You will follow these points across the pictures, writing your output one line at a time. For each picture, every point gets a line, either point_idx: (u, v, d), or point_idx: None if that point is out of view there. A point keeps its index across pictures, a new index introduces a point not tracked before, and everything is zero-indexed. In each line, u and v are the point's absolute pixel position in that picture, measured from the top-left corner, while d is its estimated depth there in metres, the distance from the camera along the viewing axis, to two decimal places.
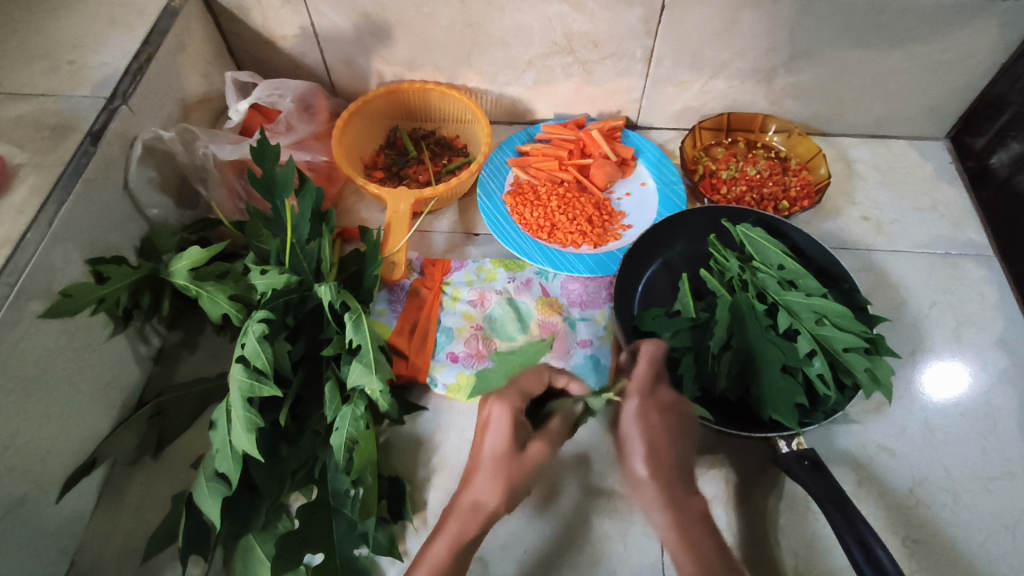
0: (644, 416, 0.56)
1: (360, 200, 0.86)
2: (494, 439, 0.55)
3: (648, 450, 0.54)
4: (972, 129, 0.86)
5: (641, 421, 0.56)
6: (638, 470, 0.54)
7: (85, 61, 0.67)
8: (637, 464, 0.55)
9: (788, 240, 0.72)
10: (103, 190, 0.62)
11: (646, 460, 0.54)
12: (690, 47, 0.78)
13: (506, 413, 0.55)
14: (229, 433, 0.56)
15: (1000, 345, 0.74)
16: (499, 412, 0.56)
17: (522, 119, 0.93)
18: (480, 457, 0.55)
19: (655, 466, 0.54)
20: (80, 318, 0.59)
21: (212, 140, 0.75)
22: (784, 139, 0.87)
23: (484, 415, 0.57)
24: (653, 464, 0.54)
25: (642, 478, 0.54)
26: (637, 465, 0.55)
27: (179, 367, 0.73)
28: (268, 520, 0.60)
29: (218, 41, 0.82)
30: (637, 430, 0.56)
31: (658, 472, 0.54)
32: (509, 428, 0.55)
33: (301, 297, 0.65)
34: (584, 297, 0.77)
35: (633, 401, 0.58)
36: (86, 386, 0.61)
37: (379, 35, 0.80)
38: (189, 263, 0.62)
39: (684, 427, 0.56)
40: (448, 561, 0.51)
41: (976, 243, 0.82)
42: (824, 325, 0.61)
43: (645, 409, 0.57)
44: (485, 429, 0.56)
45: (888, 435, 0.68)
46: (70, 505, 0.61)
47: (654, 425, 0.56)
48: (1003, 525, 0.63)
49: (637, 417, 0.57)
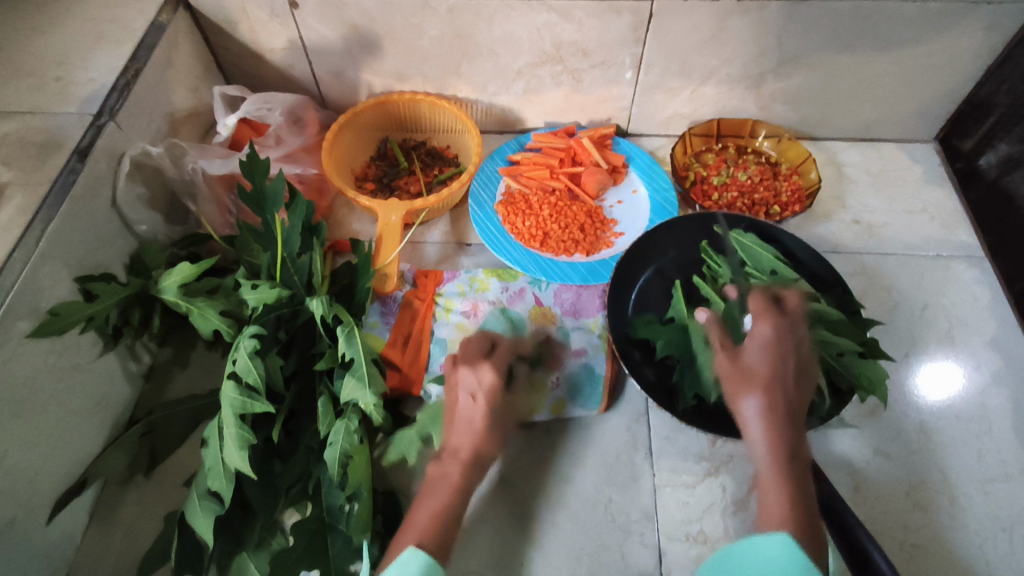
0: (770, 346, 0.57)
1: (352, 212, 0.86)
2: (490, 403, 0.60)
3: (770, 381, 0.56)
4: (960, 130, 0.86)
5: (772, 350, 0.57)
6: (754, 399, 0.55)
7: (71, 77, 0.66)
8: (753, 392, 0.56)
9: (779, 245, 0.72)
10: (91, 207, 0.62)
11: (766, 389, 0.55)
12: (678, 54, 0.79)
13: (493, 379, 0.62)
14: (221, 450, 0.56)
15: (993, 346, 0.74)
16: (489, 378, 0.62)
17: (512, 128, 0.93)
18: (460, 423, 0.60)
19: (772, 399, 0.55)
20: (68, 337, 0.58)
21: (202, 155, 0.74)
22: (774, 144, 0.87)
23: (468, 383, 0.62)
24: (770, 394, 0.55)
25: (755, 408, 0.55)
26: (753, 394, 0.56)
27: (171, 384, 0.72)
28: (261, 539, 0.59)
29: (206, 55, 0.82)
30: (765, 357, 0.57)
31: (772, 402, 0.55)
32: (497, 392, 0.61)
33: (293, 311, 0.65)
34: (578, 304, 0.76)
35: (766, 328, 0.59)
36: (75, 405, 0.61)
37: (368, 47, 0.80)
38: (178, 279, 0.62)
39: (801, 358, 0.58)
40: (438, 522, 0.55)
41: (967, 244, 0.82)
42: (817, 331, 0.61)
43: (776, 338, 0.58)
44: (474, 395, 0.61)
45: (884, 438, 0.68)
46: (60, 527, 0.60)
47: (780, 355, 0.57)
48: (1001, 527, 0.63)
49: (767, 343, 0.58)
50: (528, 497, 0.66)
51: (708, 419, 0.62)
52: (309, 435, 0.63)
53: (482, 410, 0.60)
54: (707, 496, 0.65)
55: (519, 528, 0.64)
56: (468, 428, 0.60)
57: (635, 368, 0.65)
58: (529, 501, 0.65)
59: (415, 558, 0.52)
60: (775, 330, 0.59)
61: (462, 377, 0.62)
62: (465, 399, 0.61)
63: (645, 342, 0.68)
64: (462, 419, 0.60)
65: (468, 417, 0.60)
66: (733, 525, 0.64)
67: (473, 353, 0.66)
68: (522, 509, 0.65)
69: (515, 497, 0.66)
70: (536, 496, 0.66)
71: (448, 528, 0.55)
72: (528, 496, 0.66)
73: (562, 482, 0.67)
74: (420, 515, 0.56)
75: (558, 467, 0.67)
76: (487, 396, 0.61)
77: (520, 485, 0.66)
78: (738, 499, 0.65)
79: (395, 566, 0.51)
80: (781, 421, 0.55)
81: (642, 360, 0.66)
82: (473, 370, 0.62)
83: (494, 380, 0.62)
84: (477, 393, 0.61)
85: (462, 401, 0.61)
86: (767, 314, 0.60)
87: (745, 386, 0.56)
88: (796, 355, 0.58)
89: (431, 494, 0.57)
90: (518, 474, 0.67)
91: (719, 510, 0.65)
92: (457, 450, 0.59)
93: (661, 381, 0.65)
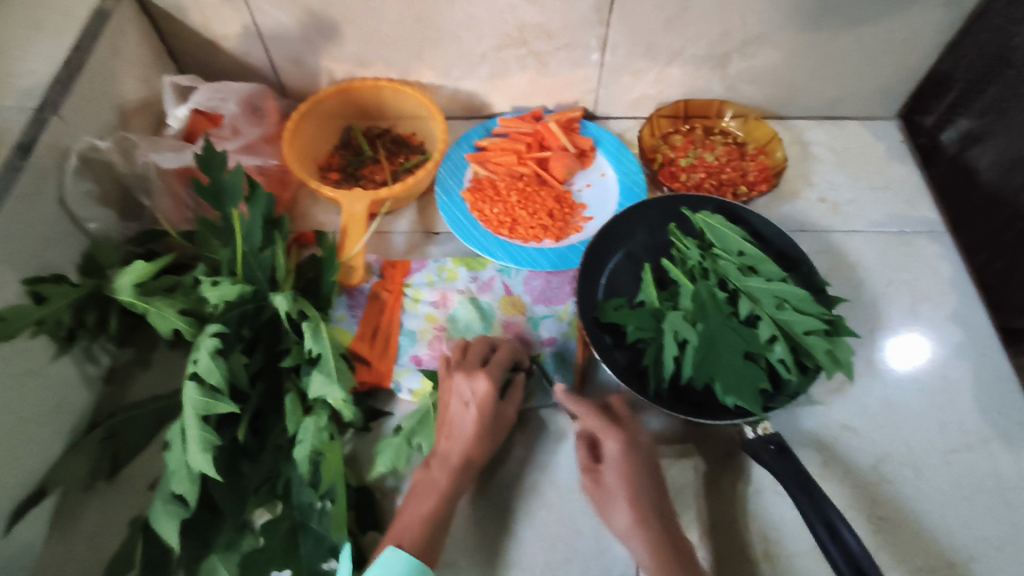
0: (625, 461, 0.59)
1: (316, 203, 0.84)
2: (482, 413, 0.62)
3: (630, 492, 0.57)
4: (922, 107, 0.87)
5: (624, 467, 0.59)
6: (620, 510, 0.57)
7: (9, 70, 0.63)
8: (619, 503, 0.57)
9: (748, 226, 0.72)
10: (35, 206, 0.59)
11: (630, 503, 0.57)
12: (643, 35, 0.78)
13: (486, 390, 0.62)
14: (185, 454, 0.54)
15: (954, 319, 0.76)
16: (482, 390, 0.62)
17: (478, 113, 0.91)
18: (465, 431, 0.62)
19: (638, 508, 0.57)
20: (18, 341, 0.56)
21: (154, 147, 0.71)
22: (740, 125, 0.87)
23: (462, 390, 0.63)
24: (636, 508, 0.57)
25: (626, 519, 0.56)
26: (619, 508, 0.57)
27: (132, 386, 0.70)
28: (231, 540, 0.57)
29: (156, 42, 0.79)
30: (619, 475, 0.58)
31: (640, 513, 0.56)
32: (490, 403, 0.62)
33: (256, 307, 0.63)
34: (548, 292, 0.76)
35: (613, 443, 0.60)
36: (30, 413, 0.59)
37: (326, 33, 0.78)
38: (133, 278, 0.59)
39: (650, 465, 0.60)
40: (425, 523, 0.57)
41: (930, 220, 0.83)
42: (784, 309, 0.61)
43: (625, 453, 0.59)
44: (467, 404, 0.62)
45: (852, 414, 0.69)
46: (19, 538, 0.58)
47: (634, 467, 0.58)
48: (962, 495, 0.65)
49: (620, 460, 0.59)
50: (502, 486, 0.66)
51: (678, 402, 0.64)
52: (276, 433, 0.62)
53: (474, 421, 0.62)
54: (680, 478, 0.66)
55: (495, 518, 0.64)
56: (457, 435, 0.61)
57: (606, 353, 0.65)
58: (503, 490, 0.65)
59: (396, 558, 0.53)
60: (623, 443, 0.60)
61: (457, 383, 0.63)
62: (458, 406, 0.62)
63: (615, 326, 0.67)
64: (453, 427, 0.62)
65: (459, 425, 0.62)
66: (704, 505, 0.64)
67: (471, 358, 0.66)
68: (495, 498, 0.65)
69: (490, 486, 0.66)
70: (511, 486, 0.66)
71: (438, 521, 0.57)
72: (503, 485, 0.66)
73: (535, 470, 0.67)
74: (418, 511, 0.57)
75: (530, 456, 0.67)
76: (480, 407, 0.62)
77: (495, 475, 0.66)
78: (710, 480, 0.66)
79: (377, 568, 0.52)
80: (655, 528, 0.56)
81: (613, 344, 0.67)
82: (469, 378, 0.63)
83: (487, 392, 0.62)
84: (471, 403, 0.62)
85: (455, 408, 0.63)
86: (607, 428, 0.60)
87: (610, 504, 0.58)
88: (649, 467, 0.60)
89: (422, 498, 0.59)
90: (494, 465, 0.67)
91: (692, 491, 0.65)
92: (447, 457, 0.61)
93: (632, 365, 0.66)
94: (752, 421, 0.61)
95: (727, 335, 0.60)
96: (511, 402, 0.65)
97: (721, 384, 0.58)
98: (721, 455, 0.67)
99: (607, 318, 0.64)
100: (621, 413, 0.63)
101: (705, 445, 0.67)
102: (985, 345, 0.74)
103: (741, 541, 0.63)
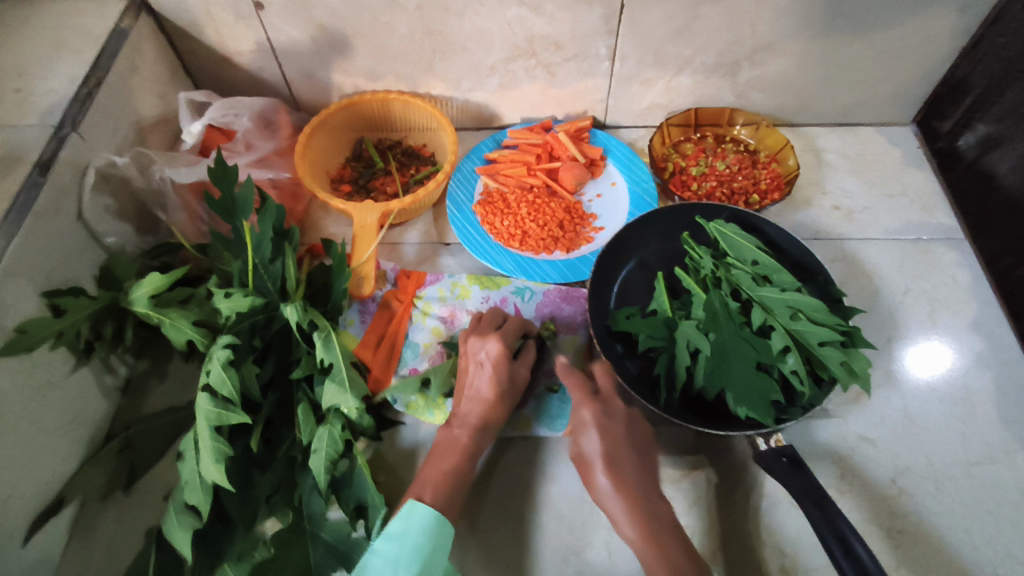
0: (601, 428, 0.61)
1: (329, 215, 0.85)
2: (496, 373, 0.63)
3: (607, 458, 0.60)
4: (938, 112, 0.86)
5: (601, 433, 0.61)
6: (600, 478, 0.59)
7: (31, 89, 0.65)
8: (597, 470, 0.60)
9: (762, 234, 0.71)
10: (56, 222, 0.61)
11: (607, 468, 0.59)
12: (652, 44, 0.78)
13: (500, 350, 0.64)
14: (198, 464, 0.55)
15: (975, 328, 0.74)
16: (496, 349, 0.64)
17: (488, 124, 0.92)
18: (481, 394, 0.63)
19: (616, 474, 0.59)
20: (38, 354, 0.57)
21: (169, 163, 0.72)
22: (752, 132, 0.86)
23: (477, 353, 0.65)
24: (612, 472, 0.59)
25: (605, 485, 0.59)
26: (599, 475, 0.59)
27: (148, 397, 0.71)
28: (243, 551, 0.58)
29: (173, 59, 0.80)
30: (598, 442, 0.61)
31: (618, 479, 0.58)
32: (504, 362, 0.64)
33: (267, 318, 0.64)
34: (558, 319, 0.75)
35: (588, 413, 0.62)
36: (51, 425, 0.60)
37: (338, 47, 0.79)
38: (150, 290, 0.60)
39: (635, 438, 0.62)
40: None
41: (947, 227, 0.82)
42: (799, 319, 0.60)
43: (600, 420, 0.62)
44: (483, 364, 0.64)
45: (868, 425, 0.68)
46: (38, 546, 0.59)
47: (611, 435, 0.61)
48: (987, 509, 0.63)
49: (597, 428, 0.61)
50: (512, 496, 0.66)
51: (690, 412, 0.63)
52: (288, 444, 0.63)
53: (489, 378, 0.63)
54: (692, 490, 0.65)
55: (506, 530, 0.64)
56: (476, 397, 0.63)
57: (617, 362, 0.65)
58: (514, 502, 0.65)
59: (418, 511, 0.54)
60: (596, 415, 0.62)
61: (472, 346, 0.66)
62: (475, 368, 0.65)
63: (627, 335, 0.67)
64: (471, 388, 0.64)
65: (477, 386, 0.64)
66: (718, 518, 0.64)
67: (484, 325, 0.68)
68: (505, 509, 0.65)
69: (499, 499, 0.65)
70: (521, 496, 0.66)
71: None
72: (513, 496, 0.66)
73: (546, 481, 0.66)
74: None
75: (541, 468, 0.67)
76: (496, 365, 0.64)
77: (505, 486, 0.66)
78: (722, 491, 0.65)
79: (399, 521, 0.54)
80: (631, 490, 0.58)
81: (624, 353, 0.66)
82: (482, 340, 0.65)
83: (501, 353, 0.64)
84: (486, 362, 0.64)
85: (472, 370, 0.65)
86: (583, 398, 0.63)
87: (590, 471, 0.60)
88: (627, 433, 0.62)
89: None
90: (503, 474, 0.67)
91: (706, 503, 0.64)
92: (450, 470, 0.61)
93: (644, 374, 0.66)
94: (765, 433, 0.60)
95: (739, 344, 0.59)
96: (523, 363, 0.67)
97: (733, 395, 0.58)
98: (735, 467, 0.66)
99: (619, 326, 0.64)
100: (603, 385, 0.66)
101: (717, 456, 0.67)
102: (1006, 355, 0.72)
103: (755, 555, 0.62)
